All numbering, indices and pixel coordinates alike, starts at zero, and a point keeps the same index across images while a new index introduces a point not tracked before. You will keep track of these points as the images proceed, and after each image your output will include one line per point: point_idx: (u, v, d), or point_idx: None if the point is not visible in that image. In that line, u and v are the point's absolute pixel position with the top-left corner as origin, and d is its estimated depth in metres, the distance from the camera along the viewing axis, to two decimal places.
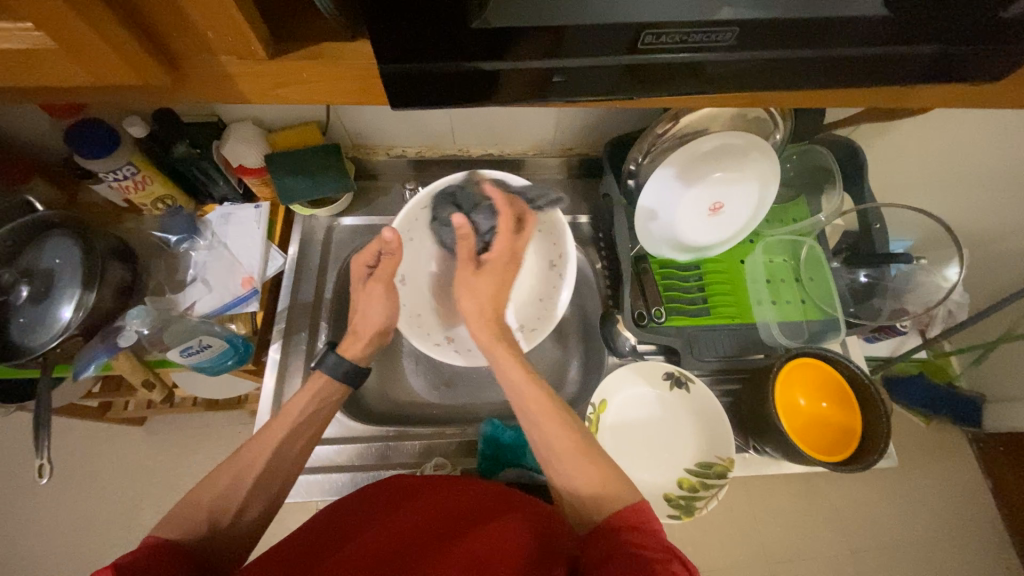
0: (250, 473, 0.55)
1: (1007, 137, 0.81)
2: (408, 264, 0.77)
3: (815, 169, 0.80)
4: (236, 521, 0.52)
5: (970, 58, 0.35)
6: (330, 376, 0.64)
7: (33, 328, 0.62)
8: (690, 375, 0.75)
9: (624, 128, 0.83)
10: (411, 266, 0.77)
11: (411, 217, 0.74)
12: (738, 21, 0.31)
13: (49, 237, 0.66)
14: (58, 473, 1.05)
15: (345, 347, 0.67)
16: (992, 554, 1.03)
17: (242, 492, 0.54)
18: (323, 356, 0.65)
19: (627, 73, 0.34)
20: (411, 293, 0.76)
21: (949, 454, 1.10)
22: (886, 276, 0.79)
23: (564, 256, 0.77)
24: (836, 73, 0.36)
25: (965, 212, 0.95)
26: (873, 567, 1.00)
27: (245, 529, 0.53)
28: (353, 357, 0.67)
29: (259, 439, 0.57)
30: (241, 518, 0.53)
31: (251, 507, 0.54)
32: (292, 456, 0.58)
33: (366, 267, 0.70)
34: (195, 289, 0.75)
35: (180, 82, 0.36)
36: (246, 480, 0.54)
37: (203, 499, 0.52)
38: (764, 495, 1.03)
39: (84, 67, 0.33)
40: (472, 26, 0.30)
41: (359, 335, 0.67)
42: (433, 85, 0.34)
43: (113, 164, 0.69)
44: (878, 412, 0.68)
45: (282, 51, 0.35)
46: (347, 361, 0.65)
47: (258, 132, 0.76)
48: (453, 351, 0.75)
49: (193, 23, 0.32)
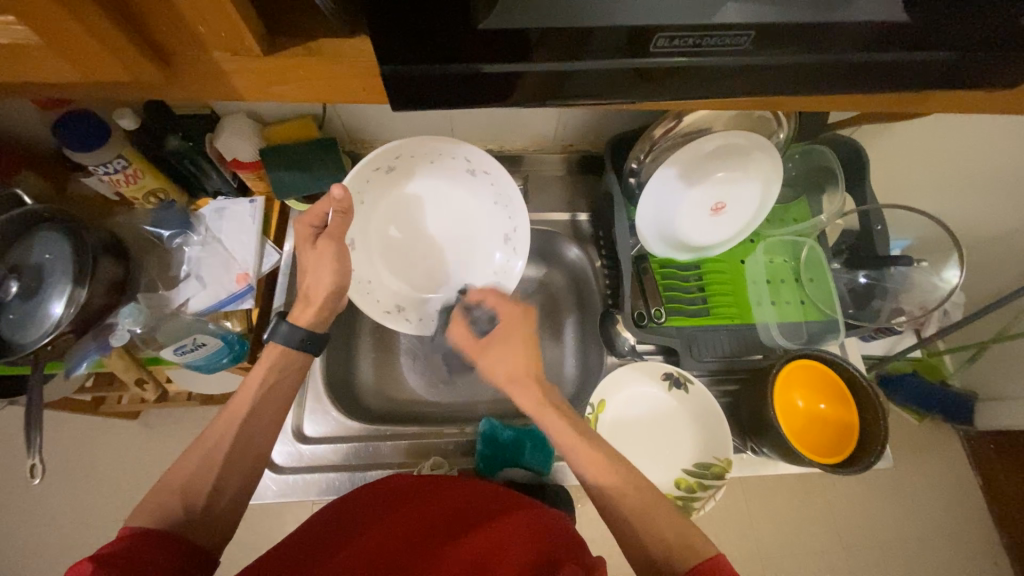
0: (232, 477, 0.53)
1: (1008, 139, 0.80)
2: (360, 227, 0.72)
3: (817, 169, 0.80)
4: (221, 520, 0.51)
5: (985, 65, 0.34)
6: (285, 348, 0.59)
7: (22, 325, 0.60)
8: (689, 376, 0.74)
9: (627, 124, 0.82)
10: (365, 230, 0.73)
11: (363, 179, 0.69)
12: (752, 24, 0.30)
13: (38, 232, 0.64)
14: (51, 467, 1.04)
15: (295, 315, 0.62)
16: (980, 550, 1.04)
17: (229, 495, 0.52)
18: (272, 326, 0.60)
19: (637, 75, 0.34)
20: (361, 258, 0.73)
21: (941, 453, 1.11)
22: (886, 277, 0.78)
23: (520, 231, 0.75)
24: (848, 79, 0.35)
25: (964, 214, 0.95)
26: (864, 562, 1.01)
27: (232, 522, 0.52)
28: (306, 325, 0.62)
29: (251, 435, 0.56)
30: (213, 505, 0.51)
31: (223, 493, 0.52)
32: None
33: (314, 228, 0.61)
34: (188, 285, 0.74)
35: (172, 79, 0.35)
36: (229, 481, 0.53)
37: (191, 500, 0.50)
38: (758, 492, 1.04)
39: (71, 63, 0.31)
40: (478, 28, 0.29)
41: (309, 302, 0.62)
42: (437, 86, 0.33)
43: (103, 158, 0.67)
44: (875, 415, 0.69)
45: (277, 47, 0.34)
46: (301, 331, 0.60)
47: (252, 125, 0.74)
48: (404, 318, 0.75)
49: (183, 17, 0.30)
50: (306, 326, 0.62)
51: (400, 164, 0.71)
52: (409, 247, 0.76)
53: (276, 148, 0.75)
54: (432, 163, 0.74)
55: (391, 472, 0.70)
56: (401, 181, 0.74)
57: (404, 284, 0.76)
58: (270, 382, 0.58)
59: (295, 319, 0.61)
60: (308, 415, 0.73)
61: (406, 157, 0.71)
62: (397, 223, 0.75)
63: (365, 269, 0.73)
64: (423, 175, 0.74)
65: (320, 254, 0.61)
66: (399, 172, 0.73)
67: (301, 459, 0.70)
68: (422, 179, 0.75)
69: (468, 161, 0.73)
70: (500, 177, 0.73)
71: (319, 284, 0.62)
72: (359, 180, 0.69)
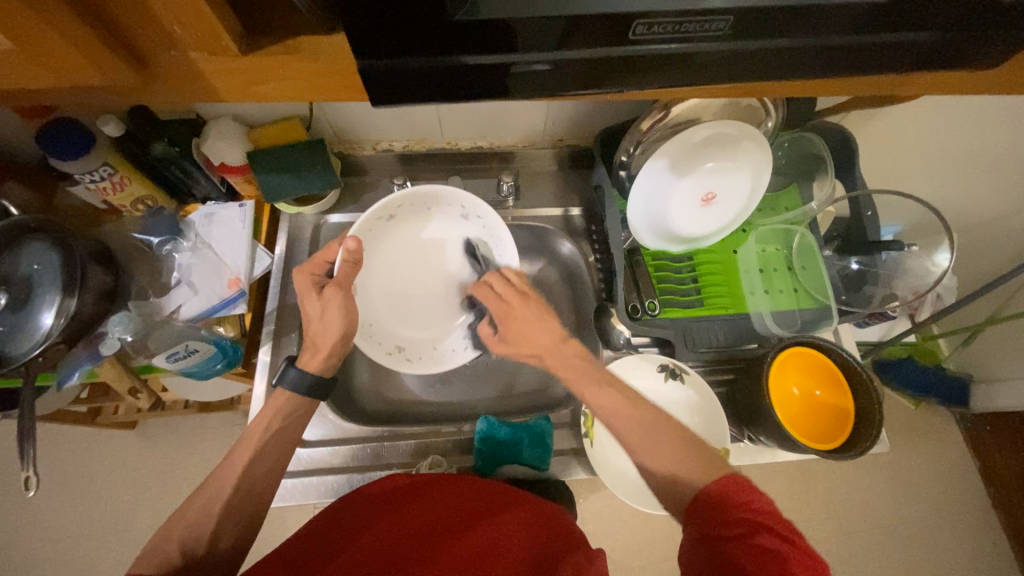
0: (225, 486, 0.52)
1: (996, 120, 0.80)
2: (365, 276, 0.74)
3: (807, 157, 0.80)
4: (217, 550, 0.51)
5: (968, 44, 0.34)
6: (292, 393, 0.59)
7: (12, 337, 0.60)
8: (684, 367, 0.75)
9: (616, 118, 0.82)
10: (367, 276, 0.74)
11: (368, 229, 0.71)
12: (733, 8, 0.30)
13: (26, 242, 0.63)
14: (49, 480, 1.03)
15: (305, 360, 0.61)
16: (978, 531, 1.05)
17: (215, 522, 0.52)
18: (282, 372, 0.61)
19: (619, 64, 0.33)
20: (365, 304, 0.73)
21: (939, 435, 1.12)
22: (877, 262, 0.79)
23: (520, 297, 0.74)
24: (831, 63, 0.35)
25: (954, 198, 0.96)
26: (864, 546, 1.02)
27: (232, 532, 0.52)
28: (315, 371, 0.61)
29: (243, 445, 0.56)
30: (216, 548, 0.51)
31: (225, 536, 0.52)
32: (268, 460, 0.56)
33: (316, 277, 0.63)
34: (180, 292, 0.73)
35: (151, 82, 0.34)
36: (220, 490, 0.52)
37: (175, 534, 0.50)
38: (758, 480, 1.05)
39: (49, 70, 0.31)
40: (454, 20, 0.29)
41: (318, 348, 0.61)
42: (419, 82, 0.33)
43: (88, 166, 0.67)
44: (869, 399, 0.69)
45: (256, 47, 0.34)
46: (310, 376, 0.60)
47: (239, 128, 0.73)
48: (405, 360, 0.73)
49: (160, 20, 0.30)
50: (317, 372, 0.61)
51: (399, 213, 0.73)
52: (413, 295, 0.77)
53: (264, 151, 0.74)
54: (432, 210, 0.76)
55: (390, 473, 0.70)
56: (403, 229, 0.75)
57: (406, 327, 0.76)
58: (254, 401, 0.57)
59: (305, 366, 0.60)
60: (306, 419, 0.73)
61: (407, 206, 0.73)
62: (399, 269, 0.76)
63: (368, 311, 0.73)
64: (424, 222, 0.76)
65: (326, 303, 0.61)
66: (401, 221, 0.75)
67: (299, 463, 0.70)
68: (422, 226, 0.76)
69: (463, 207, 0.75)
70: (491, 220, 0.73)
71: (327, 330, 0.61)
72: (363, 229, 0.70)
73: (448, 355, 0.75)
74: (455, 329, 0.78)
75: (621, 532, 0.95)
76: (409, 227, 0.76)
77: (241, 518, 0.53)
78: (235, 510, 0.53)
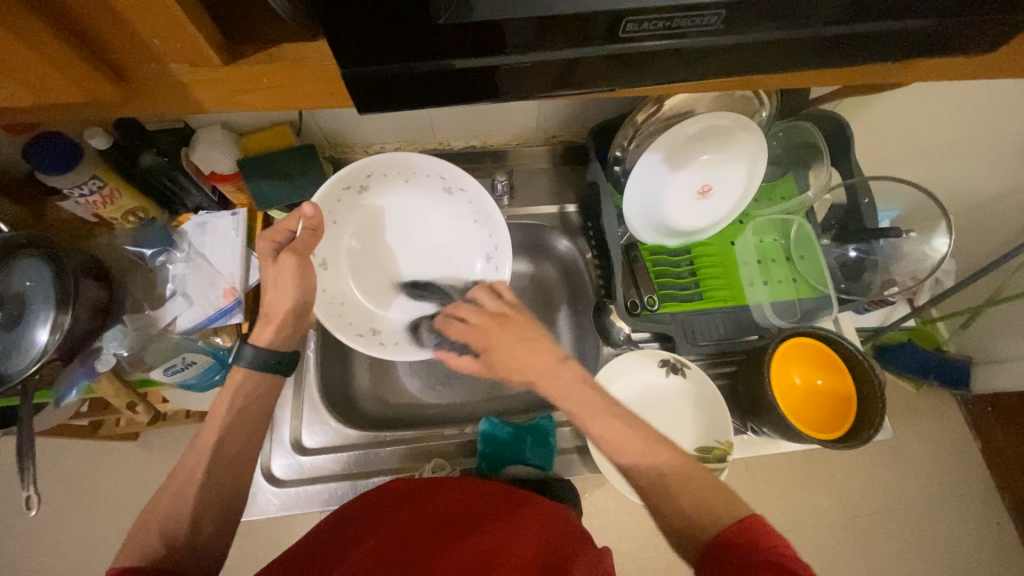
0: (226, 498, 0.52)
1: (988, 104, 0.80)
2: (330, 249, 0.73)
3: (802, 146, 0.79)
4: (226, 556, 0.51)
5: (964, 29, 0.33)
6: (249, 370, 0.57)
7: (8, 355, 0.59)
8: (685, 361, 0.75)
9: (609, 112, 0.81)
10: (330, 249, 0.73)
11: (334, 199, 0.71)
12: (724, 3, 0.30)
13: (18, 258, 0.62)
14: (51, 495, 1.03)
15: (256, 335, 0.59)
16: (983, 512, 1.05)
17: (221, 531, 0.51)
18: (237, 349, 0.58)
19: (609, 62, 0.33)
20: (331, 281, 0.72)
21: (941, 420, 1.12)
22: (875, 249, 0.78)
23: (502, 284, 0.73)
24: (822, 54, 0.34)
25: (950, 182, 0.96)
26: (869, 531, 1.03)
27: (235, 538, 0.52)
28: (268, 345, 0.59)
29: (229, 447, 0.54)
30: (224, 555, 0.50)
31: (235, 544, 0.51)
32: None
33: (276, 244, 0.61)
34: (175, 303, 0.73)
35: (132, 95, 0.34)
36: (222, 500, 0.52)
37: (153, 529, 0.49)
38: (762, 470, 1.05)
39: (27, 87, 0.30)
40: (440, 23, 0.28)
41: (270, 319, 0.59)
42: (405, 86, 0.32)
43: (77, 179, 0.65)
44: (870, 385, 0.69)
45: (238, 57, 0.33)
46: (264, 350, 0.58)
47: (228, 136, 0.72)
48: (377, 343, 0.71)
49: (139, 33, 0.29)
50: (268, 345, 0.59)
51: (370, 183, 0.74)
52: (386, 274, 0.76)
53: (254, 158, 0.74)
54: (407, 182, 0.76)
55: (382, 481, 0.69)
56: (375, 201, 0.76)
57: (376, 307, 0.75)
58: (244, 416, 0.55)
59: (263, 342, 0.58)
60: (306, 426, 0.72)
61: (378, 176, 0.74)
62: (364, 242, 0.76)
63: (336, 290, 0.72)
64: (397, 194, 0.76)
65: (282, 270, 0.60)
66: (374, 190, 0.75)
67: (301, 471, 0.70)
68: (394, 198, 0.76)
69: (442, 178, 0.75)
70: (471, 189, 0.73)
71: (280, 300, 0.60)
72: (329, 198, 0.70)
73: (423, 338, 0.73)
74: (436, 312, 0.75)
75: (627, 527, 0.95)
76: (382, 198, 0.76)
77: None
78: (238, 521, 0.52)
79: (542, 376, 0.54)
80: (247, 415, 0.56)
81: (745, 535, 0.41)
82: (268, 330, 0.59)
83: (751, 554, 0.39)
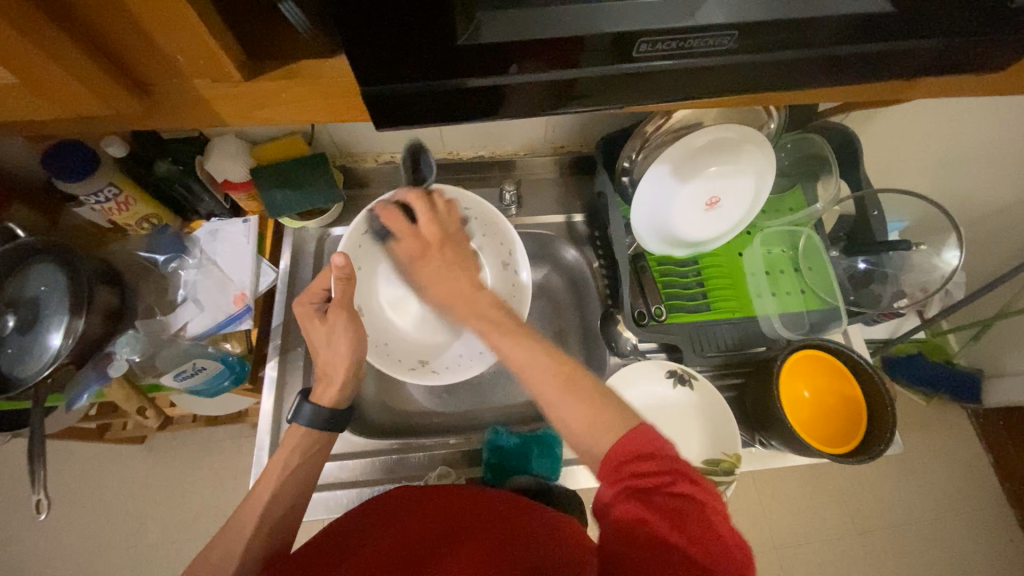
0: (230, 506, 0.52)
1: (999, 116, 0.80)
2: (365, 294, 0.74)
3: (809, 158, 0.80)
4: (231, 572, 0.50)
5: (975, 49, 0.34)
6: (306, 428, 0.60)
7: (21, 359, 0.60)
8: (693, 373, 0.74)
9: (617, 123, 0.82)
10: (365, 294, 0.74)
11: (356, 246, 0.72)
12: (736, 24, 0.30)
13: (33, 264, 0.63)
14: (58, 498, 1.03)
15: (318, 395, 0.61)
16: (994, 528, 1.03)
17: None
18: (296, 408, 0.60)
19: (622, 80, 0.33)
20: (374, 326, 0.73)
21: (952, 432, 1.10)
22: (884, 262, 0.78)
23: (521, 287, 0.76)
24: (827, 73, 0.35)
25: (959, 194, 0.95)
26: (879, 546, 1.01)
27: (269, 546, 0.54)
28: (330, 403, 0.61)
29: None
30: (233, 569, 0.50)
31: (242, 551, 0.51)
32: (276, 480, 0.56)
33: (316, 305, 0.62)
34: (186, 309, 0.74)
35: (154, 110, 0.35)
36: None
37: None
38: (770, 483, 1.03)
39: (53, 102, 0.31)
40: (458, 44, 0.29)
41: (330, 380, 0.61)
42: (421, 104, 0.32)
43: (93, 186, 0.67)
44: (882, 400, 0.68)
45: (258, 72, 0.34)
46: (324, 410, 0.60)
47: (242, 145, 0.74)
48: (430, 373, 0.72)
49: (163, 50, 0.30)
50: (330, 405, 0.61)
51: None
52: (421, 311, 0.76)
53: (267, 167, 0.75)
54: None
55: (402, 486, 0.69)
56: None
57: (422, 341, 0.75)
58: None
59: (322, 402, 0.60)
60: None
61: None
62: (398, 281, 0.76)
63: (381, 331, 0.73)
64: None
65: (330, 328, 0.60)
66: None
67: None
68: None
69: None
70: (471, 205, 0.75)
71: (333, 358, 0.61)
72: (351, 246, 0.71)
73: (469, 359, 0.74)
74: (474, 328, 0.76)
75: None
76: None
77: (280, 538, 0.54)
78: (269, 523, 0.54)
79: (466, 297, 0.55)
80: (293, 446, 0.59)
81: (627, 445, 0.41)
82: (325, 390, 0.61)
83: (642, 459, 0.41)
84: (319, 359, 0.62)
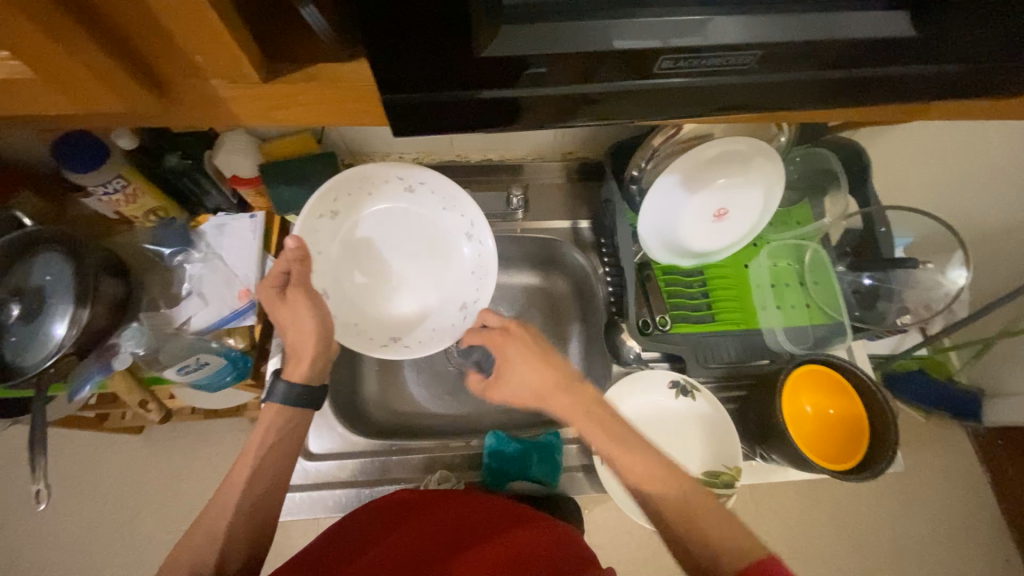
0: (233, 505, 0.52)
1: (1009, 137, 0.80)
2: (329, 276, 0.70)
3: (818, 172, 0.80)
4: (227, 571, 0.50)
5: (997, 75, 0.33)
6: (281, 407, 0.58)
7: (25, 348, 0.60)
8: (696, 385, 0.75)
9: (627, 131, 0.82)
10: (330, 276, 0.70)
11: (313, 228, 0.68)
12: (758, 44, 0.30)
13: (40, 253, 0.63)
14: (56, 486, 1.03)
15: (289, 372, 0.60)
16: (991, 549, 1.03)
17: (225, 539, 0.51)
18: (269, 387, 0.59)
19: (640, 95, 0.33)
20: (342, 306, 0.70)
21: (951, 451, 1.10)
22: (890, 279, 0.77)
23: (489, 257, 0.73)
24: (842, 93, 0.35)
25: (966, 213, 0.95)
26: (875, 563, 1.00)
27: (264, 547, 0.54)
28: (305, 379, 0.60)
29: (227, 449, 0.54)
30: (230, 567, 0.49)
31: (239, 549, 0.51)
32: (275, 480, 0.56)
33: (276, 288, 0.59)
34: (190, 303, 0.74)
35: (171, 106, 0.35)
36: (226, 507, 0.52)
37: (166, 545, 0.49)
38: (768, 496, 1.03)
39: (72, 97, 0.31)
40: (480, 55, 0.29)
41: (300, 356, 0.60)
42: (438, 113, 0.32)
43: (102, 177, 0.67)
44: (883, 416, 0.68)
45: (276, 74, 0.34)
46: (296, 386, 0.59)
47: (251, 141, 0.74)
48: (402, 347, 0.71)
49: (182, 49, 0.30)
50: (303, 381, 0.60)
51: (341, 204, 0.71)
52: (382, 289, 0.73)
53: (276, 164, 0.75)
54: (372, 195, 0.73)
55: (399, 488, 0.69)
56: (353, 221, 0.73)
57: (393, 316, 0.73)
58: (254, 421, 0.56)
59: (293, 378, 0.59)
60: (314, 432, 0.72)
61: (345, 197, 0.71)
62: (362, 260, 0.73)
63: (350, 312, 0.70)
64: (369, 209, 0.74)
65: (293, 306, 0.60)
66: (347, 213, 0.72)
67: (307, 476, 0.70)
68: (369, 211, 0.74)
69: (402, 179, 0.73)
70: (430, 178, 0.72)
71: (302, 335, 0.60)
72: (308, 229, 0.68)
73: (442, 334, 0.73)
74: (445, 300, 0.75)
75: (627, 546, 0.94)
76: (358, 215, 0.73)
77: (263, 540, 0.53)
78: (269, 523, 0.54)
79: (549, 391, 0.58)
80: (268, 424, 0.58)
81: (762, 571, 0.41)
82: (296, 366, 0.60)
83: None
84: (285, 340, 0.61)
